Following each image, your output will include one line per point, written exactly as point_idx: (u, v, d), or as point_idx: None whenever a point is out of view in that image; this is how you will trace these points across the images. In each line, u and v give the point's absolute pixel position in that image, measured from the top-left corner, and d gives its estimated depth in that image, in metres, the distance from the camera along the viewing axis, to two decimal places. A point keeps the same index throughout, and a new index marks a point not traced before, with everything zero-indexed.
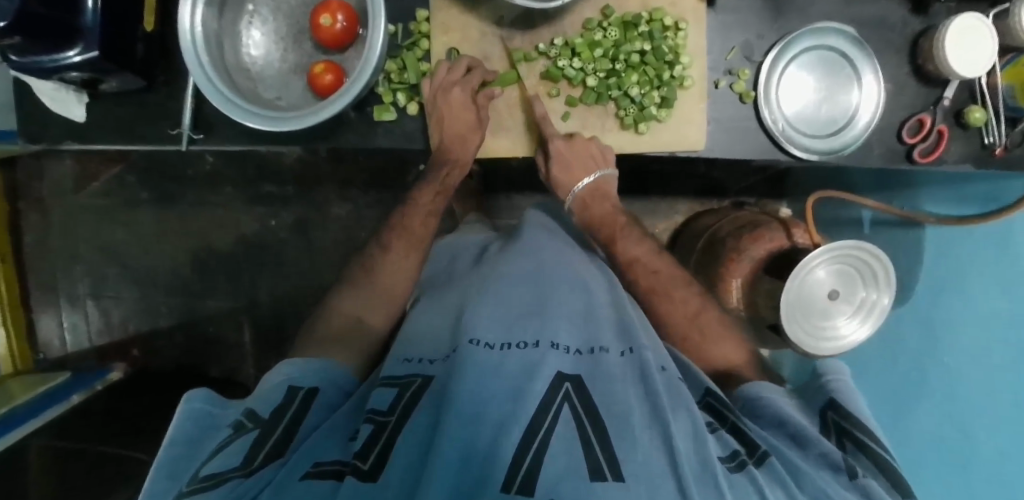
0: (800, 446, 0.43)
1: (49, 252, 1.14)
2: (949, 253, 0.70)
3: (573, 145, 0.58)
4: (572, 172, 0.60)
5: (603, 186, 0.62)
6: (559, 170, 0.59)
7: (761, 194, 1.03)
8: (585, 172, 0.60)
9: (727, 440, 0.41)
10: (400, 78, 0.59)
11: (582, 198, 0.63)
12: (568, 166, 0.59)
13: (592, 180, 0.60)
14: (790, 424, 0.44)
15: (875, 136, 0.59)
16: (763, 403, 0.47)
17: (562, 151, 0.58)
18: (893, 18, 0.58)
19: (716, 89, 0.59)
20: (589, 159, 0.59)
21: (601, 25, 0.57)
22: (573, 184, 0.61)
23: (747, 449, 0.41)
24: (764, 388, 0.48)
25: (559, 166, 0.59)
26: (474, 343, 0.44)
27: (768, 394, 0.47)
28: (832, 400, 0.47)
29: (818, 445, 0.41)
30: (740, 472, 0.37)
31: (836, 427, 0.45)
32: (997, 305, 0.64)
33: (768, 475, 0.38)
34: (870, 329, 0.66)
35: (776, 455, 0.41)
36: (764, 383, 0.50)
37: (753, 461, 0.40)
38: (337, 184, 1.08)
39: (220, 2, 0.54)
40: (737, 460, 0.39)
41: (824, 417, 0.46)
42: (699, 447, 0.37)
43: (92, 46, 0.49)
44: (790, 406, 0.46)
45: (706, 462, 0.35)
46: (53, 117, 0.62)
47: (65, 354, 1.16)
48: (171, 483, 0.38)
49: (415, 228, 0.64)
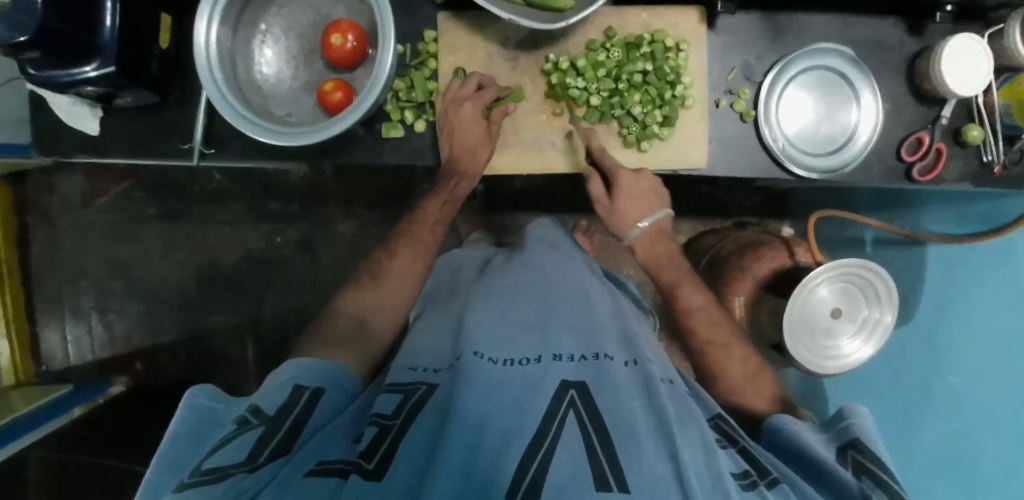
0: (818, 476, 0.42)
1: (55, 266, 1.15)
2: (954, 271, 0.69)
3: (637, 177, 0.58)
4: (636, 208, 0.60)
5: (662, 223, 0.62)
6: (626, 202, 0.59)
7: (764, 216, 1.04)
8: (650, 207, 0.60)
9: (737, 459, 0.41)
10: (408, 97, 0.60)
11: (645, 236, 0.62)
12: (635, 199, 0.59)
13: (656, 217, 0.60)
14: (807, 452, 0.44)
15: (874, 155, 0.60)
16: (786, 432, 0.48)
17: (629, 183, 0.58)
18: (890, 39, 0.59)
19: (717, 108, 0.60)
20: (651, 195, 0.59)
21: (604, 46, 0.58)
22: (638, 222, 0.60)
23: (756, 471, 0.40)
24: (788, 421, 0.49)
25: (626, 199, 0.59)
26: (478, 354, 0.44)
27: (791, 426, 0.48)
28: (856, 441, 0.44)
29: (837, 474, 0.40)
30: (752, 490, 0.37)
31: (856, 465, 0.42)
32: (991, 318, 0.64)
33: (779, 496, 0.37)
34: (876, 347, 0.65)
35: (785, 481, 0.40)
36: (789, 416, 0.51)
37: (765, 482, 0.39)
38: (343, 202, 1.09)
39: (234, 21, 0.56)
40: (749, 479, 0.38)
41: (846, 455, 0.44)
42: (706, 457, 0.37)
43: (109, 62, 0.50)
44: (811, 438, 0.46)
45: (715, 476, 0.35)
46: (68, 132, 0.64)
47: (66, 369, 1.15)
48: (172, 477, 0.37)
49: (421, 236, 0.65)
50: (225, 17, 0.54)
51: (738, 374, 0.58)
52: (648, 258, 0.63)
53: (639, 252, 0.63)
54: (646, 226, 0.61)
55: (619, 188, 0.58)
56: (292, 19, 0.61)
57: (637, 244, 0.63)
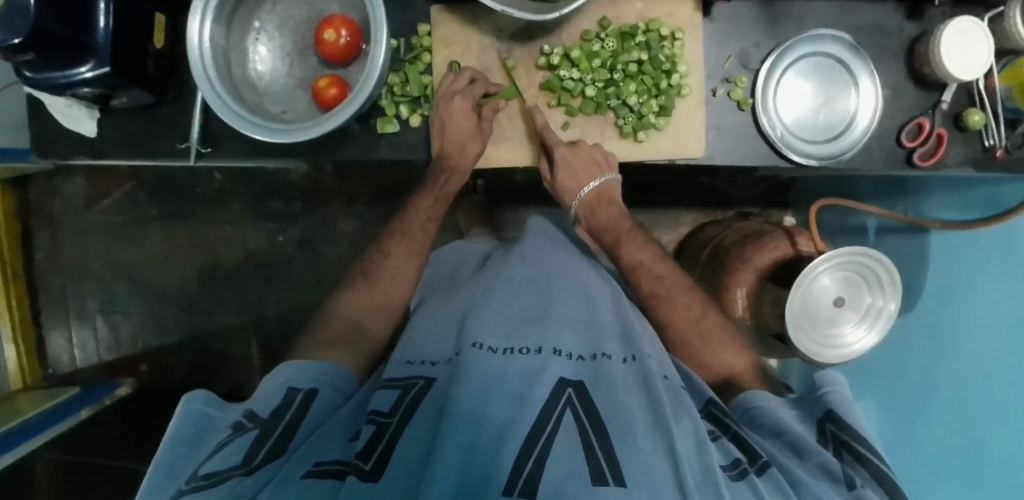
0: (801, 458, 0.42)
1: (59, 270, 1.16)
2: (957, 256, 0.66)
3: (576, 151, 0.58)
4: (578, 179, 0.60)
5: (608, 190, 0.62)
6: (565, 178, 0.60)
7: (766, 205, 1.04)
8: (592, 177, 0.60)
9: (728, 449, 0.41)
10: (403, 91, 0.60)
11: (590, 201, 0.63)
12: (574, 172, 0.59)
13: (597, 184, 0.60)
14: (791, 438, 0.44)
15: (875, 141, 0.59)
16: (763, 412, 0.47)
17: (567, 158, 0.58)
18: (888, 24, 0.59)
19: (714, 97, 0.59)
20: (593, 165, 0.59)
21: (598, 37, 0.58)
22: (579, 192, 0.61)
23: (748, 458, 0.41)
24: (763, 399, 0.48)
25: (566, 174, 0.59)
26: (477, 346, 0.43)
27: (767, 405, 0.47)
28: (830, 412, 0.46)
29: (818, 454, 0.41)
30: (741, 481, 0.37)
31: (835, 438, 0.44)
32: (996, 308, 0.59)
33: (769, 485, 0.37)
34: (879, 336, 0.64)
35: (775, 465, 0.41)
36: (764, 393, 0.50)
37: (755, 469, 0.39)
38: (344, 200, 1.09)
39: (227, 19, 0.56)
40: (738, 469, 0.38)
41: (823, 428, 0.45)
42: (700, 453, 0.37)
43: (104, 62, 0.51)
44: (789, 417, 0.46)
45: (709, 473, 0.35)
46: (66, 133, 0.64)
47: (74, 371, 1.17)
48: (170, 482, 0.38)
49: (414, 234, 0.65)
50: (218, 16, 0.54)
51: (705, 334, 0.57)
52: (592, 222, 0.64)
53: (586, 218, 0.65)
54: (596, 185, 0.60)
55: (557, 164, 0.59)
56: (286, 16, 0.61)
57: (585, 203, 0.64)
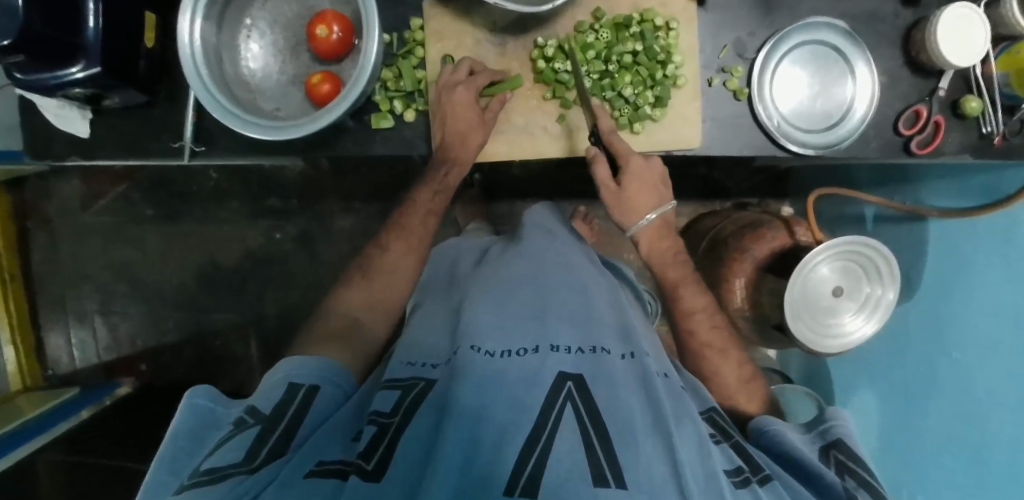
0: (807, 472, 0.43)
1: (57, 271, 1.16)
2: (955, 246, 0.66)
3: (648, 165, 0.57)
4: (646, 196, 0.59)
5: (668, 217, 0.61)
6: (636, 191, 0.57)
7: (763, 195, 1.04)
8: (659, 198, 0.59)
9: (731, 455, 0.41)
10: (396, 86, 0.59)
11: (650, 230, 0.61)
12: (645, 187, 0.58)
13: (664, 208, 0.60)
14: (792, 453, 0.45)
15: (872, 130, 0.59)
16: (772, 432, 0.48)
17: (641, 169, 0.56)
18: (884, 10, 0.58)
19: (710, 87, 0.59)
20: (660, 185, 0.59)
21: (592, 28, 0.57)
22: (643, 214, 0.60)
23: (750, 467, 0.41)
24: (771, 421, 0.50)
25: (638, 187, 0.57)
26: (475, 348, 0.43)
27: (776, 427, 0.49)
28: (837, 441, 0.46)
29: (822, 475, 0.42)
30: (745, 488, 0.37)
31: (838, 465, 0.44)
32: (994, 298, 0.59)
33: (771, 493, 0.38)
34: (878, 324, 0.64)
35: (779, 479, 0.41)
36: (772, 417, 0.52)
37: (757, 479, 0.39)
38: (340, 196, 1.09)
39: (218, 16, 0.56)
40: (741, 475, 0.38)
41: (828, 456, 0.45)
42: (702, 455, 0.37)
43: (94, 62, 0.50)
44: (796, 439, 0.47)
45: (711, 476, 0.35)
46: (57, 134, 0.63)
47: (73, 372, 1.16)
48: (171, 478, 0.38)
49: (414, 227, 0.65)
50: (209, 13, 0.54)
51: (744, 376, 0.59)
52: (648, 249, 0.62)
53: (642, 246, 0.62)
54: (653, 218, 0.60)
55: (630, 175, 0.56)
56: (277, 12, 0.61)
57: (641, 237, 0.61)
